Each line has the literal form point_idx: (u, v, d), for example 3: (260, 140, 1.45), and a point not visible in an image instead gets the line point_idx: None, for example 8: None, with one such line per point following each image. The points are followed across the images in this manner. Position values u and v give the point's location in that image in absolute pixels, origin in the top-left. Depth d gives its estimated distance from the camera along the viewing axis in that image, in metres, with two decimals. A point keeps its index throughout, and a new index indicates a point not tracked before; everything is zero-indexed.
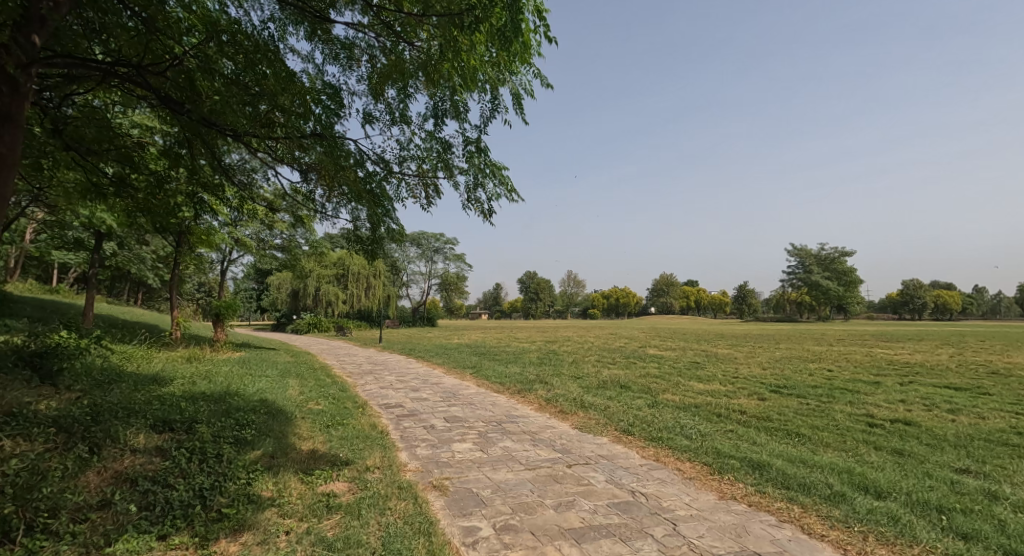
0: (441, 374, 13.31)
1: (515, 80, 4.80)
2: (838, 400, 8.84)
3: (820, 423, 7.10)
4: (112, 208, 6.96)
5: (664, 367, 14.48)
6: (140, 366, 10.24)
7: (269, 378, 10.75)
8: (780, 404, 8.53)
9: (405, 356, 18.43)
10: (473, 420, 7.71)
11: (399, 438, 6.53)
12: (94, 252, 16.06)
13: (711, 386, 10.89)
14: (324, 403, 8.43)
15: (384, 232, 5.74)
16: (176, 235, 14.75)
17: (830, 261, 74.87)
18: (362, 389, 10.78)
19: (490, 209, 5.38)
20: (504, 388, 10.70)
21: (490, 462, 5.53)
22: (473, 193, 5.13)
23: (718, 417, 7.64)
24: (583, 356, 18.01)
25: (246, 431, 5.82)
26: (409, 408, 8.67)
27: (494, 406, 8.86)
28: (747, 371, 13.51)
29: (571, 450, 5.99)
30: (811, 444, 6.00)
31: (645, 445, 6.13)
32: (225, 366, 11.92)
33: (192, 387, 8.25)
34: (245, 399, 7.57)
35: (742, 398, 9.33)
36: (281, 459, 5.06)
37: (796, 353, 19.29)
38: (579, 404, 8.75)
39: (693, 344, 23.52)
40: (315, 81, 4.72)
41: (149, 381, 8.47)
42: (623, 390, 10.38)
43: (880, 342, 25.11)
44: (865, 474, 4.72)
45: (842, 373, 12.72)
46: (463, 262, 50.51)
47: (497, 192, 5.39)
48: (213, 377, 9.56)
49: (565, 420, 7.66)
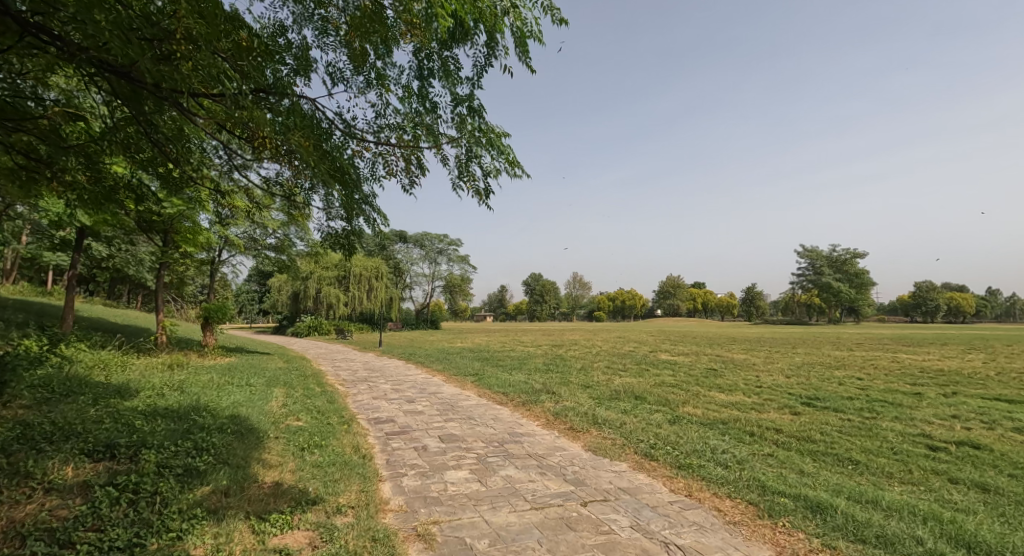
0: (440, 382, 12.42)
1: (518, 25, 3.97)
2: (883, 416, 7.83)
3: (872, 445, 6.13)
4: (57, 200, 6.11)
5: (679, 374, 13.53)
6: (110, 376, 9.37)
7: (250, 388, 9.86)
8: (818, 421, 7.54)
9: (404, 361, 17.50)
10: (471, 439, 6.77)
11: (385, 465, 5.61)
12: (77, 252, 15.27)
13: (735, 398, 9.91)
14: (306, 419, 7.52)
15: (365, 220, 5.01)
16: (161, 233, 13.93)
17: (841, 263, 73.25)
18: (352, 400, 9.90)
19: (489, 192, 4.64)
20: (507, 399, 9.76)
21: (489, 499, 4.58)
22: (467, 169, 4.34)
23: (750, 437, 6.68)
24: (592, 362, 16.98)
25: (201, 458, 4.93)
26: (400, 424, 7.74)
27: (496, 421, 7.92)
28: (770, 379, 12.49)
29: (586, 481, 5.05)
30: (872, 476, 5.03)
31: (672, 475, 5.18)
32: (206, 374, 11.08)
33: (158, 401, 7.37)
34: (213, 416, 6.68)
35: (772, 413, 8.33)
36: (233, 498, 4.13)
37: (816, 358, 18.20)
38: (590, 419, 7.81)
39: (707, 348, 22.46)
40: (273, 34, 3.83)
41: (112, 393, 7.61)
42: (639, 402, 9.42)
43: (901, 345, 24.04)
44: (959, 523, 3.75)
45: (876, 383, 11.67)
46: (466, 264, 49.46)
47: (498, 170, 4.63)
48: (186, 387, 8.71)
49: (576, 440, 6.73)
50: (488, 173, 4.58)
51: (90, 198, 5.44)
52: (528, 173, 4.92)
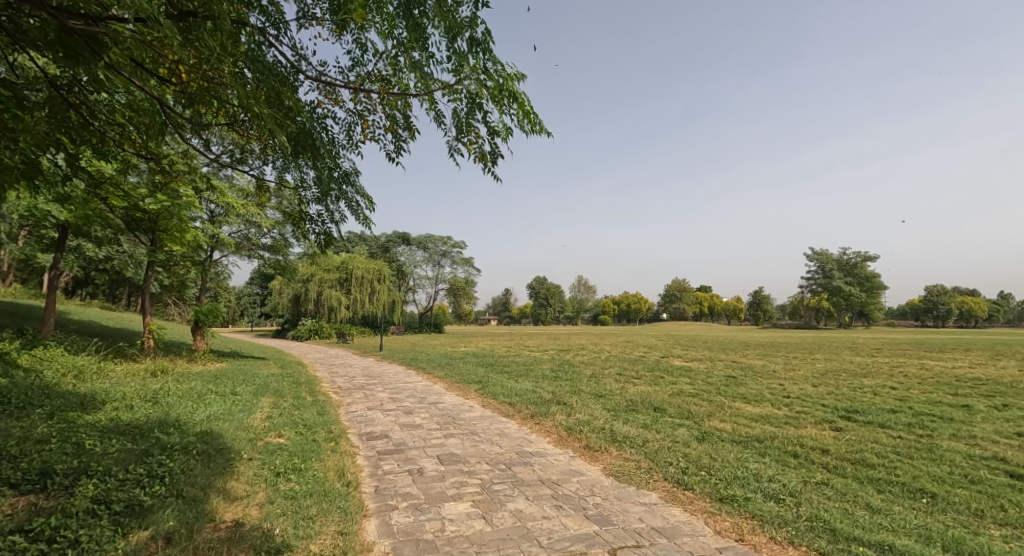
0: (442, 390, 11.57)
1: None
2: (938, 433, 6.94)
3: (941, 471, 5.27)
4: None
5: (698, 383, 12.63)
6: (80, 385, 8.54)
7: (234, 398, 9.06)
8: (865, 439, 6.67)
9: (405, 367, 16.62)
10: (474, 461, 5.92)
11: (373, 495, 4.76)
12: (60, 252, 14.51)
13: (765, 410, 9.03)
14: (289, 436, 6.70)
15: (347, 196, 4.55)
16: (148, 231, 13.21)
17: (852, 267, 71.73)
18: (345, 412, 9.05)
19: (497, 152, 4.20)
20: (514, 411, 8.90)
21: (496, 543, 3.75)
22: (471, 122, 3.90)
23: (794, 458, 5.83)
24: (602, 368, 16.03)
25: (151, 490, 4.13)
26: (395, 441, 6.89)
27: (502, 438, 7.05)
28: (798, 389, 11.53)
29: (612, 518, 4.20)
30: (958, 514, 4.18)
31: (714, 509, 4.35)
32: (191, 382, 10.30)
33: (123, 415, 6.55)
34: (181, 434, 5.86)
35: (811, 428, 7.44)
36: (174, 549, 3.32)
37: (839, 364, 17.20)
38: (608, 436, 6.93)
39: (721, 354, 21.51)
40: None
41: (74, 405, 6.80)
42: (659, 415, 8.55)
43: (924, 351, 22.93)
44: None
45: (914, 393, 10.72)
46: (471, 266, 48.53)
47: (508, 126, 4.19)
48: (161, 398, 7.90)
49: (594, 462, 5.89)
50: (496, 129, 4.15)
51: (18, 177, 4.77)
52: (545, 131, 4.41)
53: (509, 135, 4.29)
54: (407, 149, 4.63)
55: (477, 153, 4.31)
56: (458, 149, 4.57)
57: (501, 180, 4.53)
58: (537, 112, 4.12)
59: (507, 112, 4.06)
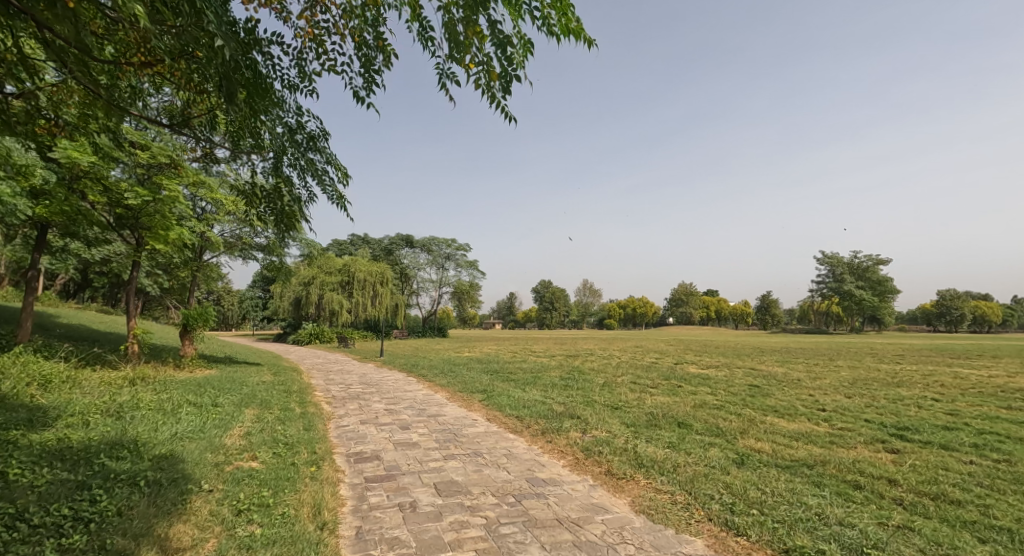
0: (443, 401, 10.66)
1: None
2: (1017, 458, 5.98)
3: None
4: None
5: (721, 393, 11.66)
6: (42, 396, 7.66)
7: (214, 411, 8.18)
8: (935, 465, 5.71)
9: (405, 374, 15.68)
10: (478, 492, 5.01)
11: (352, 541, 3.87)
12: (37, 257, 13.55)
13: (804, 426, 8.05)
14: (265, 458, 5.80)
15: (311, 159, 4.29)
16: (134, 230, 12.44)
17: (864, 270, 70.19)
18: (336, 427, 8.16)
19: (511, 72, 3.47)
20: (522, 426, 7.98)
21: None
22: (475, 9, 3.24)
23: (857, 491, 4.91)
24: (615, 376, 15.02)
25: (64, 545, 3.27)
26: (386, 464, 5.98)
27: (510, 461, 6.13)
28: (832, 401, 10.54)
29: None
30: None
31: None
32: (170, 391, 9.44)
33: (73, 434, 5.68)
34: (133, 459, 4.98)
35: (864, 450, 6.51)
36: None
37: (867, 373, 16.13)
38: (633, 460, 5.98)
39: (738, 360, 20.48)
40: None
41: (20, 421, 5.92)
42: (686, 433, 7.61)
43: (951, 358, 21.72)
44: None
45: (964, 407, 9.69)
46: (475, 269, 47.62)
47: (528, 37, 3.50)
48: (126, 411, 7.01)
49: (619, 495, 4.96)
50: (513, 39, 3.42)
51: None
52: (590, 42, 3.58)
53: (530, 52, 3.56)
54: (378, 85, 4.27)
55: (483, 70, 3.59)
56: (449, 74, 3.91)
57: (515, 118, 3.88)
58: (571, 11, 3.39)
59: (529, 13, 3.38)
